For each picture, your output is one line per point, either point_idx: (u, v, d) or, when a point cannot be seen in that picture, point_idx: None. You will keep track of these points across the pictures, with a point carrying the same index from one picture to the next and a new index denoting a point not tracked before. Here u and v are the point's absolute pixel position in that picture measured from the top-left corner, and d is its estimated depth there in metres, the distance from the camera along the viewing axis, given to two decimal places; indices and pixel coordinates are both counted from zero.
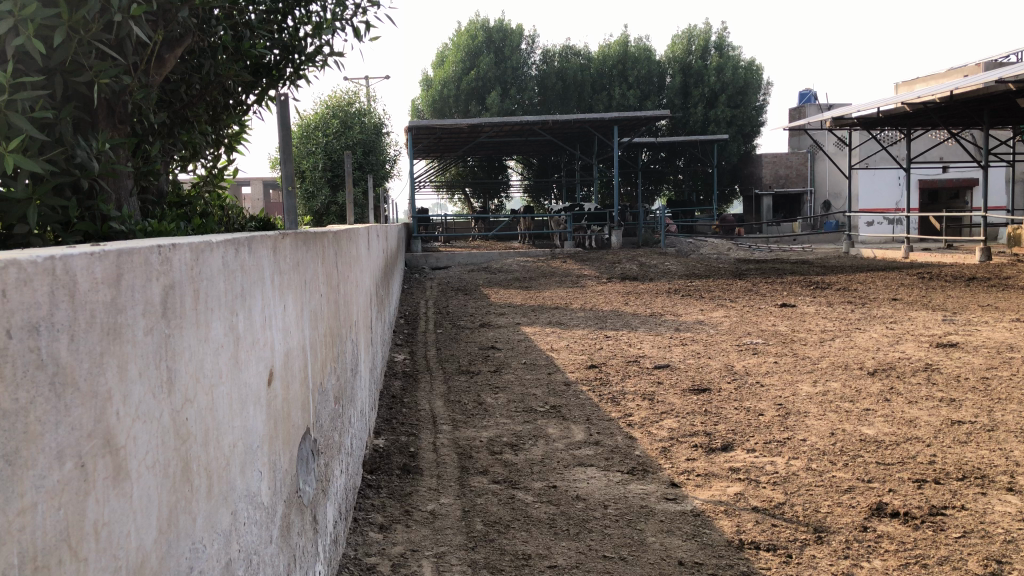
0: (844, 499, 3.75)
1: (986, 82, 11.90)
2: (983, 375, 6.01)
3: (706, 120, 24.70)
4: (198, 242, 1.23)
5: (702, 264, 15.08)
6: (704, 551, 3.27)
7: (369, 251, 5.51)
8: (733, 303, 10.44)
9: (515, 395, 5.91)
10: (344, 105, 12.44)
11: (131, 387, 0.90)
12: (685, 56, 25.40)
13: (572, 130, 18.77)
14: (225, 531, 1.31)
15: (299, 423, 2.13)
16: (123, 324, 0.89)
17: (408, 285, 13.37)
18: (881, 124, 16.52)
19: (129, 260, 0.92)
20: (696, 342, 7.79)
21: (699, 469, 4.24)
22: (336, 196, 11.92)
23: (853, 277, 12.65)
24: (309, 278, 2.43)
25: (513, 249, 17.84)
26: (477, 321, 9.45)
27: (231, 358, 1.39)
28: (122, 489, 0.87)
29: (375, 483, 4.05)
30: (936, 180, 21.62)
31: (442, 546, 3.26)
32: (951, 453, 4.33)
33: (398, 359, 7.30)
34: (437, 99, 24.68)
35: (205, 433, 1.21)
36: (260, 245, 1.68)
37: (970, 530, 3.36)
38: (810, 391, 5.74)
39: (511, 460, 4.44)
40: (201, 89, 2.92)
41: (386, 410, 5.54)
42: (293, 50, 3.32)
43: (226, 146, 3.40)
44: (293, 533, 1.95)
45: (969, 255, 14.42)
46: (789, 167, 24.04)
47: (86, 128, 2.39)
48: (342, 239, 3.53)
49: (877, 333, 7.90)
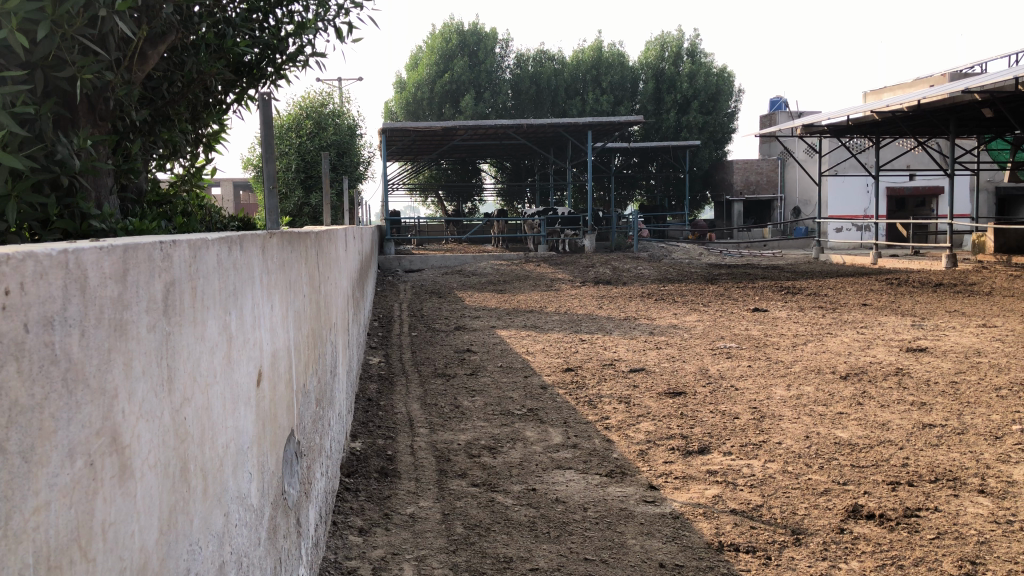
0: (820, 502, 3.79)
1: (953, 92, 12.08)
2: (952, 379, 6.11)
3: (678, 126, 24.91)
4: (195, 239, 1.21)
5: (675, 269, 15.20)
6: (684, 553, 3.28)
7: (346, 251, 5.48)
8: (706, 307, 10.51)
9: (492, 398, 5.90)
10: (317, 106, 12.44)
11: (135, 385, 0.89)
12: (658, 62, 25.57)
13: (546, 134, 18.80)
14: (219, 534, 1.29)
15: (285, 425, 2.11)
16: (129, 320, 0.88)
17: (381, 288, 13.32)
18: (851, 132, 16.73)
19: (134, 256, 0.90)
20: (670, 345, 7.84)
21: (676, 472, 4.27)
22: (310, 197, 11.83)
23: (823, 283, 12.83)
24: (294, 278, 2.40)
25: (487, 253, 17.87)
26: (452, 324, 9.42)
27: (225, 357, 1.37)
28: (127, 486, 0.85)
29: (353, 486, 4.02)
30: (903, 188, 21.97)
31: (423, 549, 3.24)
32: (922, 456, 4.40)
33: (374, 361, 7.27)
34: (411, 102, 24.74)
35: (201, 433, 1.19)
36: (250, 244, 1.66)
37: (944, 532, 3.41)
38: (784, 395, 5.81)
39: (489, 463, 4.44)
40: (182, 87, 2.87)
41: (362, 413, 5.49)
42: (274, 49, 3.27)
43: (205, 146, 3.36)
44: (279, 535, 1.93)
45: (936, 262, 14.65)
46: (759, 173, 24.30)
47: (67, 125, 2.34)
48: (322, 238, 3.51)
49: (848, 338, 8.00)
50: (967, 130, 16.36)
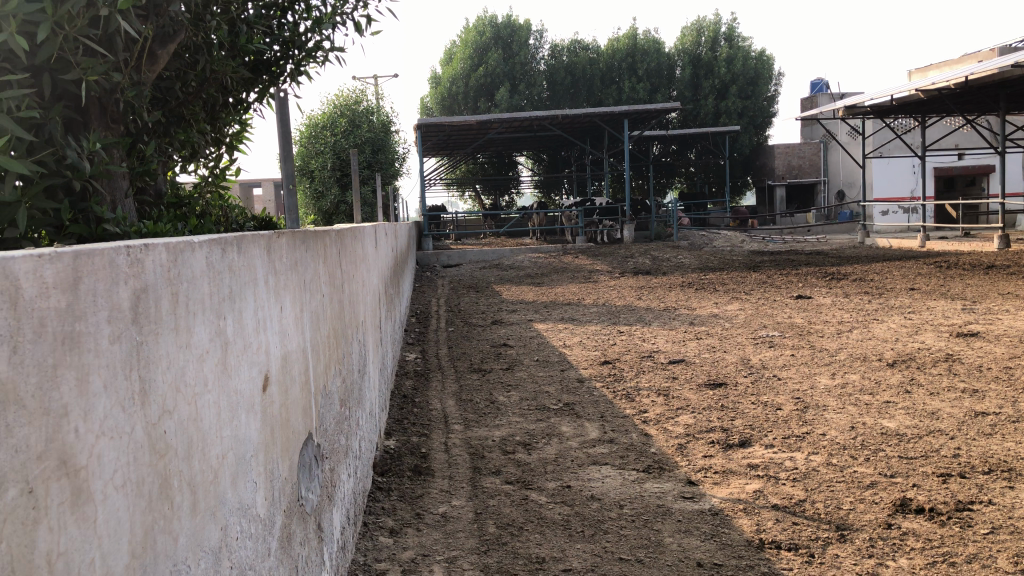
0: (866, 495, 3.65)
1: (1001, 67, 11.70)
2: (1006, 364, 5.88)
3: (717, 112, 24.54)
4: (178, 242, 1.15)
5: (716, 257, 14.96)
6: (723, 551, 3.18)
7: (376, 250, 5.43)
8: (748, 295, 10.31)
9: (528, 392, 5.83)
10: (351, 104, 12.49)
11: (95, 403, 0.83)
12: (695, 47, 25.24)
13: (582, 125, 18.63)
14: (215, 550, 1.24)
15: (301, 429, 2.05)
16: (83, 330, 0.82)
17: (419, 284, 13.32)
18: (896, 111, 16.28)
19: (89, 262, 0.85)
20: (711, 335, 7.69)
21: (716, 466, 4.16)
22: (346, 195, 11.86)
23: (869, 267, 12.50)
24: (309, 278, 2.35)
25: (526, 245, 17.77)
26: (490, 318, 9.36)
27: (220, 365, 1.31)
28: (83, 513, 0.80)
29: (386, 485, 3.98)
30: (952, 167, 21.39)
31: (454, 550, 3.19)
32: (975, 446, 4.21)
33: (410, 358, 7.24)
34: (445, 97, 24.73)
35: (188, 446, 1.13)
36: (252, 245, 1.61)
37: (999, 526, 3.25)
38: (828, 384, 5.64)
39: (524, 459, 4.37)
40: (198, 86, 2.83)
41: (397, 410, 5.46)
42: (293, 45, 3.22)
43: (228, 146, 3.35)
44: (295, 543, 1.89)
45: (988, 243, 14.21)
46: (802, 157, 23.84)
47: (79, 128, 2.31)
48: (346, 236, 3.46)
49: (896, 323, 7.76)
50: (1018, 105, 15.80)
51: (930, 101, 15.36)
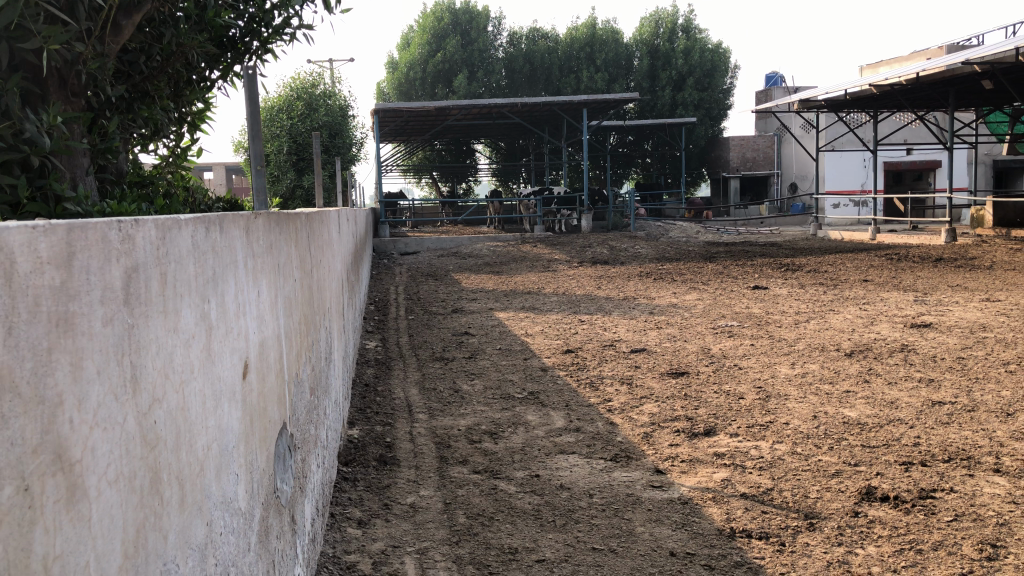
0: (833, 484, 3.68)
1: (951, 64, 11.91)
2: (958, 355, 6.00)
3: (673, 103, 24.69)
4: (166, 219, 1.07)
5: (673, 247, 15.06)
6: (695, 540, 3.17)
7: (340, 236, 5.32)
8: (705, 285, 10.39)
9: (492, 381, 5.78)
10: (308, 87, 12.27)
11: (88, 391, 0.76)
12: (653, 38, 25.37)
13: (541, 114, 18.54)
14: (202, 547, 1.17)
15: (276, 419, 1.98)
16: (76, 312, 0.75)
17: (376, 271, 13.14)
18: (848, 106, 16.52)
19: (83, 234, 0.78)
20: (671, 325, 7.72)
21: (682, 455, 4.16)
22: (302, 180, 11.60)
23: (823, 259, 12.69)
24: (283, 262, 2.27)
25: (483, 234, 17.67)
26: (449, 306, 9.27)
27: (204, 351, 1.24)
28: (79, 511, 0.73)
29: (351, 475, 3.90)
30: (900, 162, 21.85)
31: (425, 541, 3.13)
32: (934, 435, 4.28)
33: (370, 346, 7.13)
34: (403, 82, 24.47)
35: (177, 438, 1.06)
36: (233, 225, 1.52)
37: (962, 513, 3.30)
38: (788, 373, 5.70)
39: (491, 449, 4.32)
40: (162, 61, 2.72)
41: (359, 399, 5.36)
42: (260, 23, 3.11)
43: (189, 125, 3.23)
44: (272, 537, 1.81)
45: (935, 236, 14.53)
46: (756, 150, 24.14)
47: (37, 100, 2.20)
48: (314, 221, 3.38)
49: (851, 314, 7.89)
50: (966, 103, 16.17)
51: (882, 96, 15.61)
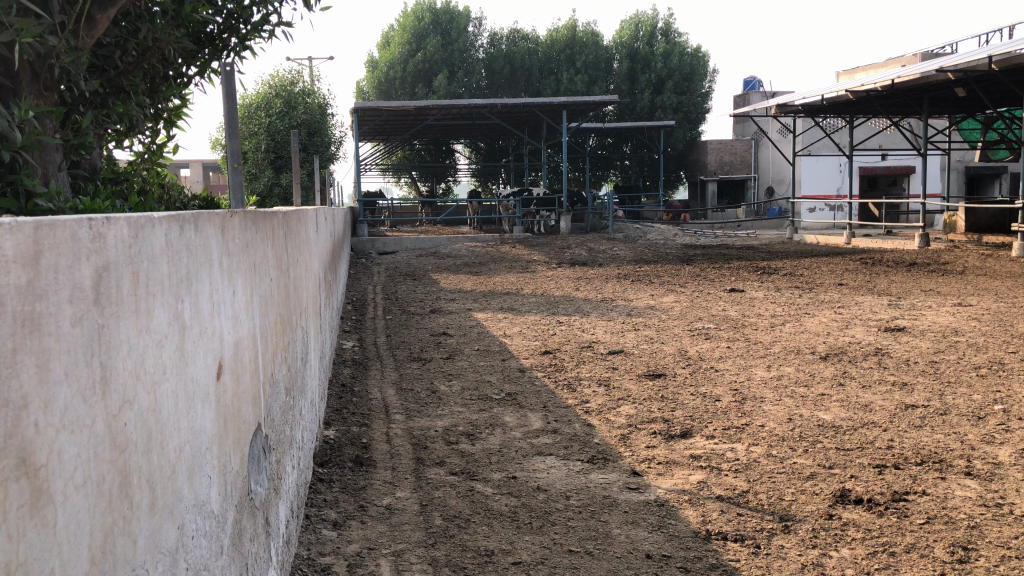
0: (807, 486, 3.70)
1: (925, 72, 12.05)
2: (931, 359, 6.07)
3: (652, 106, 24.80)
4: (138, 217, 1.05)
5: (651, 249, 15.11)
6: (671, 542, 3.18)
7: (317, 235, 5.29)
8: (682, 288, 10.44)
9: (469, 382, 5.76)
10: (287, 85, 12.20)
11: (56, 393, 0.74)
12: (633, 41, 25.45)
13: (521, 115, 18.54)
14: (173, 551, 1.15)
15: (250, 420, 1.96)
16: (44, 312, 0.74)
17: (353, 271, 13.07)
18: (825, 111, 16.67)
19: (51, 233, 0.76)
20: (649, 327, 7.73)
21: (659, 457, 4.17)
22: (280, 178, 11.51)
23: (799, 262, 12.78)
24: (259, 260, 2.25)
25: (462, 234, 17.63)
26: (428, 306, 9.24)
27: (178, 350, 1.22)
28: (44, 517, 0.72)
29: (327, 476, 3.87)
30: (875, 167, 22.09)
31: (400, 543, 3.11)
32: (907, 437, 4.33)
33: (347, 346, 7.08)
34: (382, 82, 24.38)
35: (148, 440, 1.04)
36: (208, 223, 1.50)
37: (934, 516, 3.33)
38: (764, 376, 5.74)
39: (468, 450, 4.30)
40: (138, 56, 2.68)
41: (335, 400, 5.32)
42: (239, 19, 3.07)
43: (165, 122, 3.19)
44: (246, 539, 1.79)
45: (909, 241, 14.69)
46: (733, 154, 24.30)
47: (8, 94, 2.16)
48: (291, 220, 3.35)
49: (826, 317, 7.96)
50: (940, 110, 16.36)
51: (859, 102, 15.76)
